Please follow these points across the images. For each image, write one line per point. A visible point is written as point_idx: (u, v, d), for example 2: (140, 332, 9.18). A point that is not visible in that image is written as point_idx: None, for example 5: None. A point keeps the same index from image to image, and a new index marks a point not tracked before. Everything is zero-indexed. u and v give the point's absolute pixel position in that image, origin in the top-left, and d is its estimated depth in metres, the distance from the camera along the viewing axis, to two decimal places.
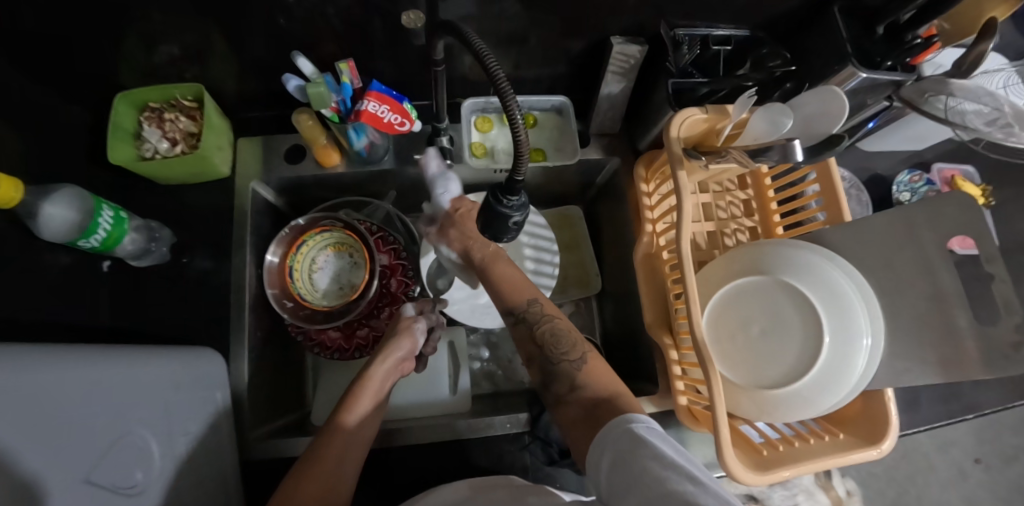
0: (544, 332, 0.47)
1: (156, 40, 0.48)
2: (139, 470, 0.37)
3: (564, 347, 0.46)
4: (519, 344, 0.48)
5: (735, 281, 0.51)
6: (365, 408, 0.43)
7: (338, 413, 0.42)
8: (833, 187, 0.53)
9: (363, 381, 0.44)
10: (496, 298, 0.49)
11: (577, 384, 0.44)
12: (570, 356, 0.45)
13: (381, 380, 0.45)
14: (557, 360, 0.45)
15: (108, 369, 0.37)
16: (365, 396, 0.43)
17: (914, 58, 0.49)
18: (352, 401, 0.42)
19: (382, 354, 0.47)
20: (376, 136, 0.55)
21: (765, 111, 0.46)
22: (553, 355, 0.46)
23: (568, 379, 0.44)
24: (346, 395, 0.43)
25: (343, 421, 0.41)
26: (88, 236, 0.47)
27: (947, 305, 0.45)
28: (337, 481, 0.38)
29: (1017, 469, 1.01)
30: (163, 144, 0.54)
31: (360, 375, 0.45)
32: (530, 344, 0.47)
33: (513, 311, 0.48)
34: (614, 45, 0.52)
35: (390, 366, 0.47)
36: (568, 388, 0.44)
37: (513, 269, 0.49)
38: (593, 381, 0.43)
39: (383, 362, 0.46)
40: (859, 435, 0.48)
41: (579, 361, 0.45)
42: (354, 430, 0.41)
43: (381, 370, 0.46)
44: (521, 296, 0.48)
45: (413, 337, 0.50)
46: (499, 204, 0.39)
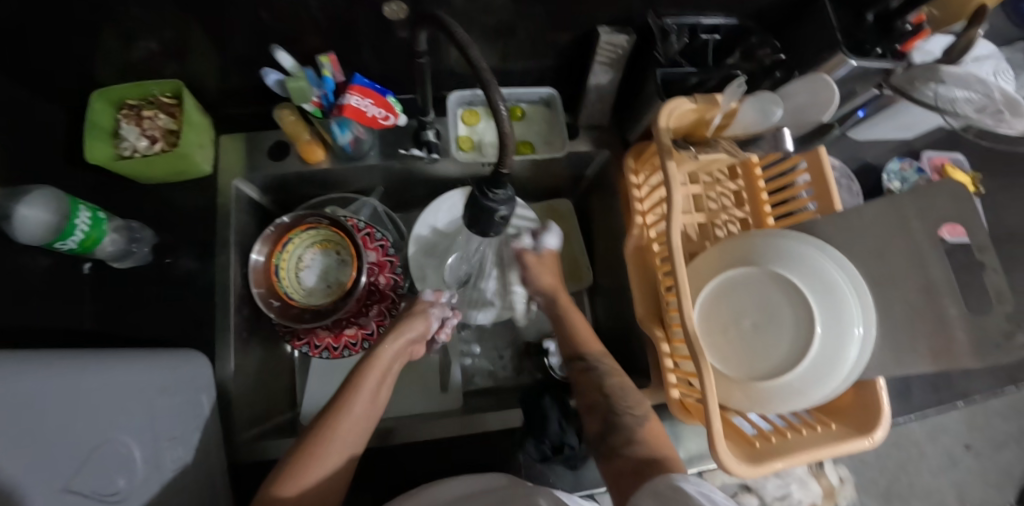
0: (611, 384, 0.50)
1: (134, 36, 0.47)
2: (123, 476, 0.37)
3: (630, 401, 0.48)
4: (584, 393, 0.51)
5: (726, 272, 0.51)
6: (374, 385, 0.44)
7: (347, 385, 0.43)
8: (824, 176, 0.53)
9: (374, 355, 0.46)
10: (567, 348, 0.55)
11: (635, 439, 0.45)
12: (634, 411, 0.48)
13: (390, 358, 0.47)
14: (620, 410, 0.48)
15: (88, 375, 0.36)
16: (376, 370, 0.45)
17: (904, 45, 0.49)
18: (363, 374, 0.44)
19: (394, 333, 0.49)
20: (361, 130, 0.54)
21: (755, 100, 0.46)
22: (617, 405, 0.48)
23: (628, 431, 0.46)
24: (356, 369, 0.45)
25: (352, 394, 0.42)
26: (65, 238, 0.45)
27: (938, 295, 0.45)
28: (344, 451, 0.40)
29: (1005, 454, 1.03)
30: (142, 142, 0.52)
31: (371, 352, 0.47)
32: (597, 391, 0.50)
33: (583, 360, 0.53)
34: (602, 36, 0.51)
35: (398, 344, 0.49)
36: (625, 440, 0.45)
37: (583, 324, 0.56)
38: (646, 441, 0.45)
39: (393, 340, 0.48)
40: (850, 425, 0.48)
41: (641, 417, 0.47)
42: (359, 410, 0.42)
43: (391, 348, 0.48)
44: (593, 348, 0.53)
45: (428, 321, 0.52)
46: (486, 197, 0.39)
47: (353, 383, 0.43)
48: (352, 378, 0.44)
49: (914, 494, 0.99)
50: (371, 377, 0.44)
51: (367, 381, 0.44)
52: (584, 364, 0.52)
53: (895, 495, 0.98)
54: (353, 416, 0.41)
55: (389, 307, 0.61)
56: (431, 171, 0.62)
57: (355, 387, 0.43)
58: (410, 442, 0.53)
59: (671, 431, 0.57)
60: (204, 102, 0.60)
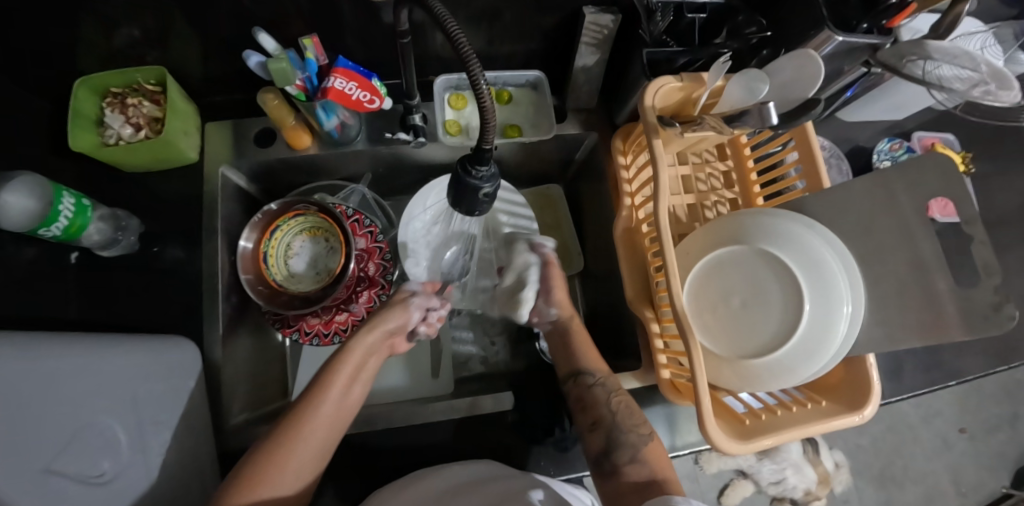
0: (615, 405, 0.50)
1: (115, 22, 0.46)
2: (106, 459, 0.37)
3: (636, 420, 0.50)
4: (586, 411, 0.51)
5: (715, 252, 0.51)
6: (345, 381, 0.43)
7: (318, 380, 0.42)
8: (812, 153, 0.52)
9: (345, 351, 0.45)
10: (568, 361, 0.55)
11: (638, 458, 0.48)
12: (638, 429, 0.49)
13: (363, 352, 0.46)
14: (627, 429, 0.49)
15: (69, 359, 0.36)
16: (346, 369, 0.44)
17: (891, 20, 0.47)
18: (335, 367, 0.43)
19: (369, 327, 0.48)
20: (347, 115, 0.55)
21: (741, 77, 0.45)
22: (623, 424, 0.49)
23: (631, 449, 0.48)
24: (329, 362, 0.44)
25: (325, 387, 0.42)
26: (50, 224, 0.45)
27: (928, 269, 0.44)
28: (310, 451, 0.39)
29: (1001, 438, 1.03)
30: (126, 129, 0.52)
31: (343, 345, 0.46)
32: (602, 407, 0.50)
33: (588, 377, 0.53)
34: (586, 16, 0.51)
35: (374, 338, 0.47)
36: (629, 459, 0.48)
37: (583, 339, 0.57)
38: (649, 459, 0.48)
39: (368, 334, 0.47)
40: (840, 402, 0.48)
41: (644, 435, 0.49)
42: (334, 402, 0.41)
43: (364, 342, 0.47)
44: (597, 364, 0.54)
45: (409, 314, 0.50)
46: (469, 175, 0.38)
47: (324, 379, 0.42)
48: (322, 374, 0.43)
49: (908, 477, 0.99)
50: (343, 369, 0.43)
51: (337, 377, 0.42)
52: (590, 380, 0.52)
53: (889, 479, 0.98)
54: (320, 417, 0.40)
55: (378, 293, 0.61)
56: (420, 155, 0.62)
57: (324, 386, 0.42)
58: (400, 426, 0.53)
59: (664, 413, 0.57)
60: (189, 90, 0.59)
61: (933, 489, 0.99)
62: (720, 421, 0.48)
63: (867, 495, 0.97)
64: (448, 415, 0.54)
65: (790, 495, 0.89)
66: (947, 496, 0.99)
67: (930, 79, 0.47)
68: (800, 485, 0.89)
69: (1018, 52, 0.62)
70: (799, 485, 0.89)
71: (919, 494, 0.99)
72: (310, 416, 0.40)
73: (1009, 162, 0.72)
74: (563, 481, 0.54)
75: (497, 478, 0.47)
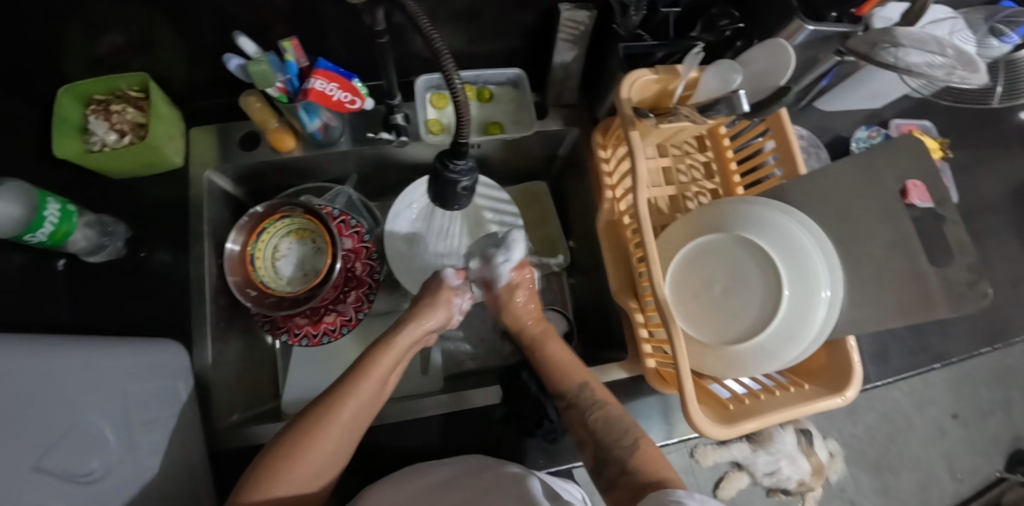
0: (594, 419, 0.49)
1: (98, 29, 0.47)
2: (95, 458, 0.37)
3: (617, 433, 0.47)
4: (572, 428, 0.50)
5: (697, 240, 0.52)
6: (386, 368, 0.44)
7: (359, 365, 0.43)
8: (788, 142, 0.53)
9: (390, 340, 0.46)
10: (549, 379, 0.53)
11: (628, 469, 0.45)
12: (623, 442, 0.47)
13: (408, 344, 0.47)
14: (609, 446, 0.47)
15: (59, 359, 0.36)
16: (388, 359, 0.45)
17: (859, 8, 0.48)
18: (379, 356, 0.44)
19: (413, 319, 0.49)
20: (330, 117, 0.55)
21: (715, 69, 0.46)
22: (605, 441, 0.47)
23: (620, 462, 0.46)
24: (371, 350, 0.45)
25: (368, 373, 0.43)
26: (35, 230, 0.45)
27: (906, 249, 0.45)
28: (344, 431, 0.40)
29: (993, 422, 1.04)
30: (111, 135, 0.52)
31: (386, 336, 0.47)
32: (582, 429, 0.49)
33: (563, 397, 0.51)
34: (563, 12, 0.51)
35: (416, 331, 0.48)
36: (619, 472, 0.45)
37: (565, 354, 0.54)
38: (643, 466, 0.45)
39: (411, 326, 0.48)
40: (824, 385, 0.49)
41: (631, 445, 0.46)
42: (376, 387, 0.43)
43: (410, 335, 0.47)
44: (571, 383, 0.51)
45: (451, 311, 0.51)
46: (447, 169, 0.39)
47: (367, 364, 0.43)
48: (366, 359, 0.44)
49: (903, 465, 1.00)
50: (386, 359, 0.45)
51: (378, 366, 0.43)
52: (564, 401, 0.51)
53: (884, 467, 0.99)
54: (360, 400, 0.41)
55: (367, 292, 0.61)
56: (404, 155, 0.63)
57: (368, 371, 0.43)
58: (391, 423, 0.54)
59: (659, 401, 0.58)
60: (174, 96, 0.60)
61: (928, 475, 1.00)
62: (704, 406, 0.49)
63: (863, 483, 0.97)
64: (437, 411, 0.55)
65: (784, 485, 0.87)
66: (942, 482, 1.00)
67: (900, 65, 0.46)
68: (794, 477, 0.86)
69: (988, 37, 0.65)
70: (794, 476, 0.86)
71: (915, 481, 0.99)
72: (350, 399, 0.40)
73: (985, 148, 0.73)
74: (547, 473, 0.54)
75: (489, 468, 0.47)
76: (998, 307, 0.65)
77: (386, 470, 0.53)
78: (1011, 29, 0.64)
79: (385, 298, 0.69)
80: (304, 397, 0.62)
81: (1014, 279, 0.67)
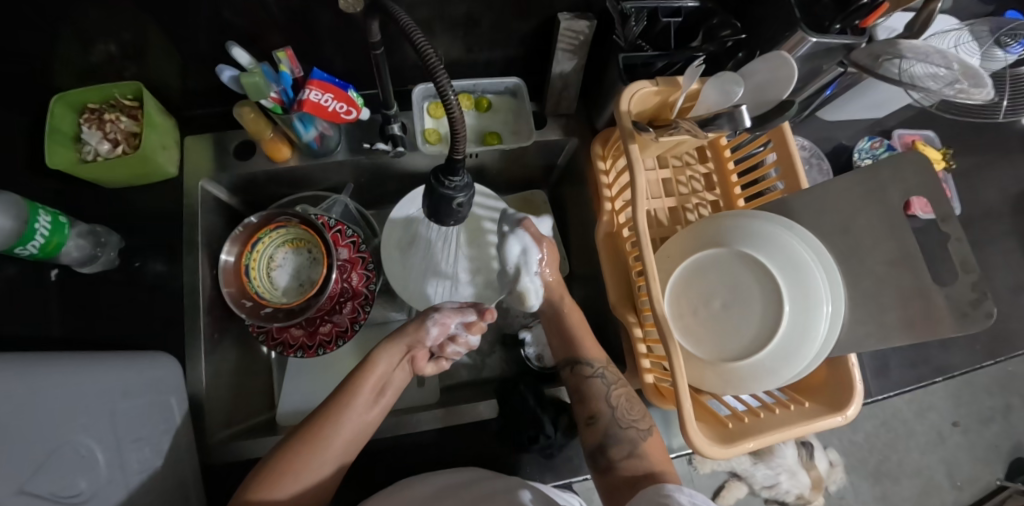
0: (617, 395, 0.51)
1: (90, 38, 0.46)
2: (83, 478, 0.36)
3: (636, 415, 0.50)
4: (587, 399, 0.51)
5: (696, 254, 0.51)
6: (368, 393, 0.44)
7: (341, 391, 0.43)
8: (790, 155, 0.52)
9: (369, 365, 0.45)
10: (570, 354, 0.54)
11: (635, 453, 0.47)
12: (639, 425, 0.49)
13: (386, 367, 0.46)
14: (626, 424, 0.49)
15: (46, 377, 0.36)
16: (369, 384, 0.44)
17: (863, 21, 0.46)
18: (357, 382, 0.44)
19: (392, 342, 0.47)
20: (325, 127, 0.55)
21: (716, 80, 0.45)
22: (623, 419, 0.49)
23: (629, 445, 0.48)
24: (352, 375, 0.45)
25: (344, 401, 0.42)
26: (26, 242, 0.45)
27: (907, 266, 0.45)
28: (332, 457, 0.40)
29: (994, 429, 1.03)
30: (104, 145, 0.52)
31: (364, 360, 0.46)
32: (601, 401, 0.51)
33: (586, 366, 0.53)
34: (562, 21, 0.51)
35: (395, 354, 0.47)
36: (626, 454, 0.47)
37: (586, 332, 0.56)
38: (649, 453, 0.47)
39: (389, 350, 0.47)
40: (824, 403, 0.48)
41: (645, 431, 0.49)
42: (353, 415, 0.42)
43: (386, 358, 0.46)
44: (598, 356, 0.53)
45: (424, 331, 0.48)
46: (442, 186, 0.37)
47: (350, 390, 0.43)
48: (347, 385, 0.44)
49: (903, 472, 0.99)
50: (365, 384, 0.44)
51: (358, 391, 0.43)
52: (589, 370, 0.52)
53: (884, 474, 0.98)
54: (342, 427, 0.41)
55: (362, 303, 0.61)
56: (402, 165, 0.63)
57: (349, 398, 0.42)
58: (386, 438, 0.53)
59: (658, 416, 0.57)
60: (169, 106, 0.59)
61: (928, 482, 0.99)
62: (701, 423, 0.48)
63: (863, 491, 0.97)
64: (433, 424, 0.54)
65: (781, 498, 0.87)
66: (942, 489, 0.99)
67: (904, 79, 0.46)
68: (794, 491, 0.87)
69: (993, 48, 0.64)
70: (793, 490, 0.86)
71: (915, 488, 0.98)
72: (332, 425, 0.41)
73: (988, 157, 0.72)
74: (554, 486, 0.54)
75: (478, 481, 0.47)
76: (1002, 317, 0.64)
77: (381, 485, 0.52)
78: (1015, 41, 0.64)
79: (382, 307, 0.69)
80: (300, 407, 0.61)
81: (1017, 290, 0.66)
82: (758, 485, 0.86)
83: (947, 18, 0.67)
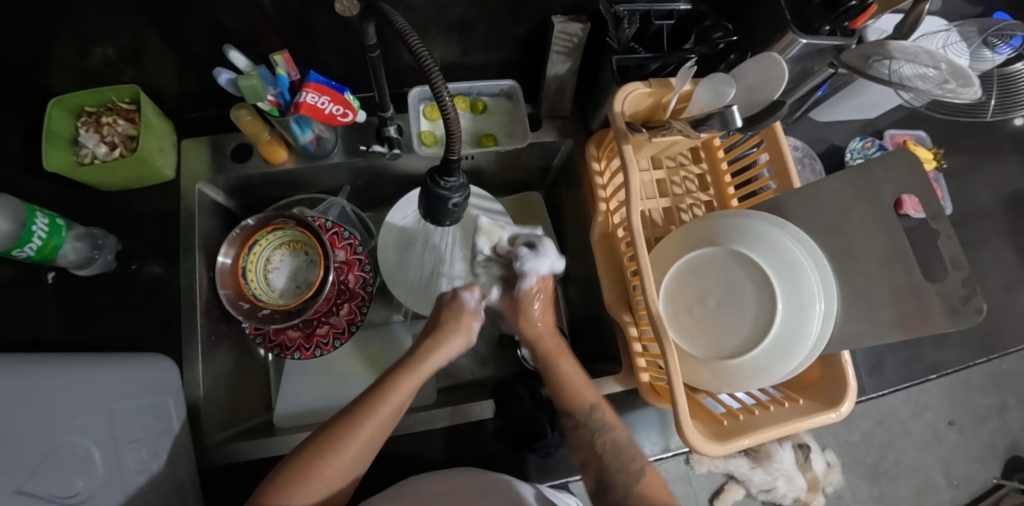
0: (606, 441, 0.50)
1: (89, 41, 0.47)
2: (80, 479, 0.36)
3: (624, 460, 0.49)
4: (577, 447, 0.51)
5: (690, 254, 0.51)
6: (408, 391, 0.45)
7: (378, 389, 0.44)
8: (782, 155, 0.53)
9: (414, 366, 0.47)
10: (556, 397, 0.53)
11: (630, 497, 0.47)
12: (630, 467, 0.48)
13: (428, 372, 0.48)
14: (615, 471, 0.48)
15: (42, 377, 0.36)
16: (407, 385, 0.45)
17: (853, 22, 0.47)
18: (400, 380, 0.45)
19: (433, 344, 0.49)
20: (322, 129, 0.56)
21: (709, 82, 0.45)
22: (611, 466, 0.48)
23: (623, 490, 0.47)
24: (391, 374, 0.46)
25: (385, 396, 0.43)
26: (23, 245, 0.45)
27: (899, 263, 0.45)
28: (361, 452, 0.41)
29: (989, 428, 1.04)
30: (101, 148, 0.52)
31: (407, 361, 0.48)
32: (590, 448, 0.50)
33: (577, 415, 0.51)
34: (556, 24, 0.52)
35: (441, 358, 0.49)
36: (622, 498, 0.47)
37: (576, 373, 0.54)
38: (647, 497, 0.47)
39: (437, 354, 0.49)
40: (819, 400, 0.48)
41: (637, 473, 0.48)
42: (391, 411, 0.43)
43: (431, 362, 0.48)
44: (580, 402, 0.51)
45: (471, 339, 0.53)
46: (437, 186, 0.37)
47: (387, 387, 0.44)
48: (385, 383, 0.45)
49: (900, 472, 0.99)
50: (409, 381, 0.45)
51: (401, 388, 0.45)
52: (573, 420, 0.51)
53: (881, 473, 0.99)
54: (379, 421, 0.42)
55: (360, 305, 0.61)
56: (398, 166, 0.63)
57: (387, 396, 0.43)
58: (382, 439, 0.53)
59: (655, 414, 0.57)
60: (166, 109, 0.60)
61: (925, 482, 0.99)
62: (697, 421, 0.48)
63: (860, 490, 0.97)
64: (429, 425, 0.54)
65: (778, 500, 0.87)
66: (940, 488, 0.99)
67: (893, 79, 0.46)
68: (791, 494, 0.87)
69: (981, 49, 0.65)
70: (789, 493, 0.87)
71: (912, 487, 0.99)
72: (370, 417, 0.42)
73: (979, 156, 0.73)
74: (550, 486, 0.54)
75: (463, 473, 0.48)
76: (994, 315, 0.65)
77: (377, 486, 0.52)
78: (1003, 41, 0.65)
79: (380, 309, 0.70)
80: (296, 410, 0.61)
81: (1009, 288, 0.67)
82: (755, 489, 0.86)
83: (937, 19, 0.67)
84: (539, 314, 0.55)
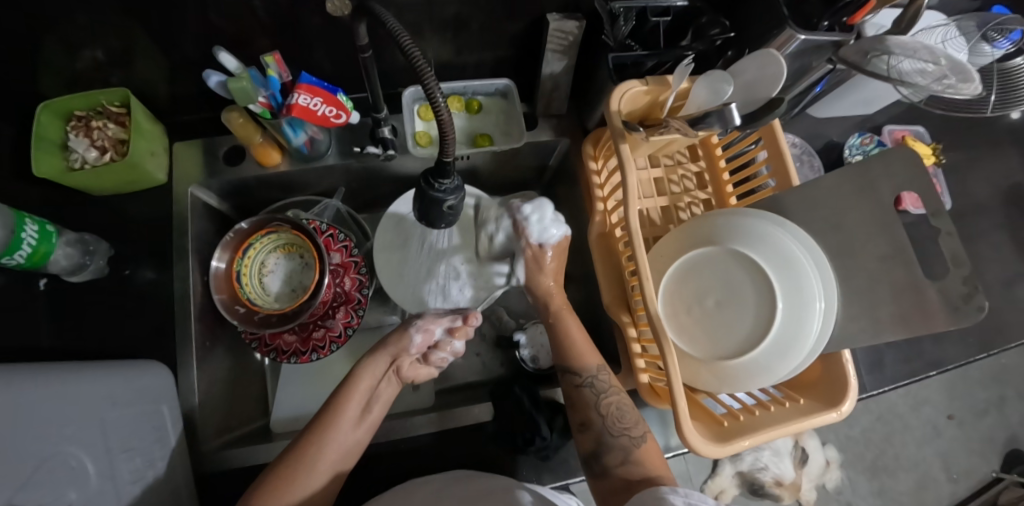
0: (609, 402, 0.51)
1: (77, 46, 0.46)
2: (73, 490, 0.35)
3: (627, 422, 0.49)
4: (578, 410, 0.51)
5: (688, 253, 0.51)
6: (357, 404, 0.46)
7: (330, 405, 0.46)
8: (780, 151, 0.53)
9: (355, 379, 0.48)
10: (560, 358, 0.54)
11: (630, 459, 0.47)
12: (631, 432, 0.49)
13: (372, 376, 0.49)
14: (617, 432, 0.49)
15: (34, 387, 0.35)
16: (357, 396, 0.47)
17: (850, 18, 0.46)
18: (347, 394, 0.47)
19: (370, 356, 0.51)
20: (315, 130, 0.55)
21: (706, 78, 0.45)
22: (613, 427, 0.49)
23: (623, 451, 0.48)
24: (338, 391, 0.48)
25: (337, 411, 0.45)
26: (13, 252, 0.44)
27: (901, 262, 0.45)
28: (325, 471, 0.43)
29: (989, 422, 1.04)
30: (92, 153, 0.51)
31: (352, 372, 0.49)
32: (592, 409, 0.50)
33: (577, 375, 0.52)
34: (551, 22, 0.51)
35: (382, 364, 0.50)
36: (620, 460, 0.48)
37: (579, 333, 0.55)
38: (644, 459, 0.48)
39: (376, 362, 0.50)
40: (819, 399, 0.48)
41: (638, 438, 0.49)
42: (348, 428, 0.45)
43: (372, 368, 0.49)
44: (588, 362, 0.53)
45: (407, 340, 0.52)
46: (432, 188, 0.36)
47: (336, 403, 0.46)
48: (335, 400, 0.46)
49: (900, 466, 0.99)
50: (354, 395, 0.47)
51: (349, 401, 0.46)
52: (578, 379, 0.52)
53: (881, 468, 0.99)
54: (333, 437, 0.44)
55: (355, 308, 0.61)
56: (394, 169, 0.63)
57: (339, 410, 0.45)
58: (380, 442, 0.53)
59: (652, 414, 0.57)
60: (156, 111, 0.59)
61: (924, 476, 1.00)
62: (697, 422, 0.48)
63: (860, 486, 0.97)
64: (426, 429, 0.54)
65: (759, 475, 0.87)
66: (939, 482, 1.00)
67: (893, 75, 0.46)
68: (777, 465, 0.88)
69: (981, 43, 0.65)
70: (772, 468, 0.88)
71: (912, 482, 0.99)
72: (340, 419, 0.45)
73: (977, 150, 0.73)
74: (551, 488, 0.54)
75: (464, 479, 0.47)
76: (994, 311, 0.65)
77: (375, 489, 0.52)
78: (1003, 35, 0.64)
79: (375, 311, 0.69)
80: (294, 413, 0.61)
81: (1007, 284, 0.66)
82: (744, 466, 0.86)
83: (935, 14, 0.67)
84: (550, 269, 0.57)
